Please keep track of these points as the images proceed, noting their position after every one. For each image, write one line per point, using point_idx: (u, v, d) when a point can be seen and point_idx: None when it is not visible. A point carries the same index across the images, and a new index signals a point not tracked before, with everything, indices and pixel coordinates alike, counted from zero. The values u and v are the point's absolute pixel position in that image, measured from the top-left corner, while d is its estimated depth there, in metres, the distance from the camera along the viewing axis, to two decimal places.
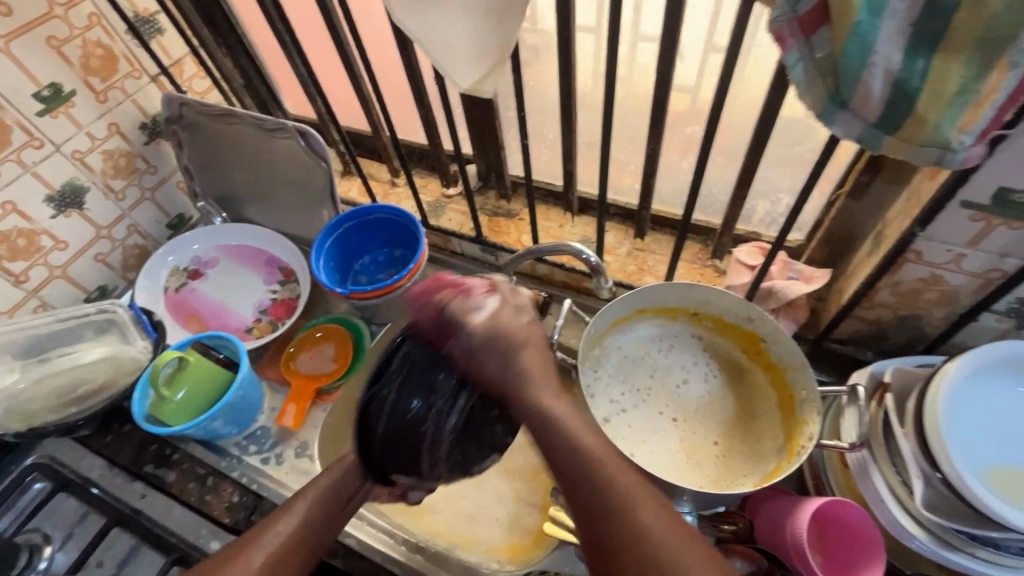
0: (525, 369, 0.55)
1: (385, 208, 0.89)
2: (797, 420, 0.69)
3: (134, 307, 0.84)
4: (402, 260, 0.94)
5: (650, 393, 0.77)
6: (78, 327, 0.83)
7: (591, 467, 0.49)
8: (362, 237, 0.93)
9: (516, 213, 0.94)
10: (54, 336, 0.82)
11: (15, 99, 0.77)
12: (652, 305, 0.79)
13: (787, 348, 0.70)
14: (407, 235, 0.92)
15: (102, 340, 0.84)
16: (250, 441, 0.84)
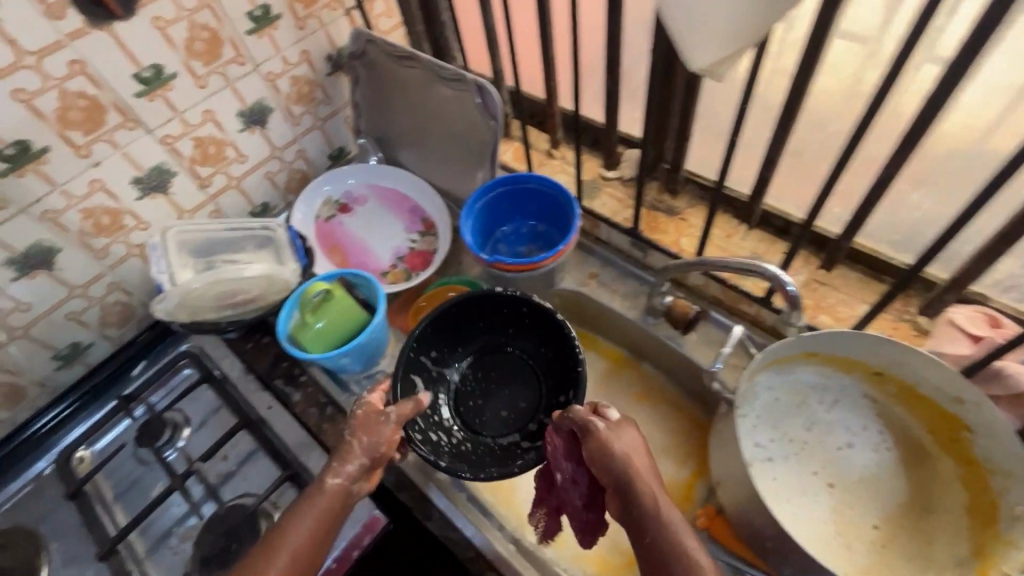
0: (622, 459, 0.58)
1: (542, 180, 0.84)
2: (998, 537, 0.57)
3: (291, 230, 0.91)
4: (548, 236, 0.91)
5: (803, 448, 0.67)
6: (241, 240, 0.90)
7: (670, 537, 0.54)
8: (511, 205, 0.89)
9: (679, 212, 0.85)
10: (221, 241, 0.89)
11: (232, 16, 0.81)
12: (826, 352, 0.67)
13: (1004, 448, 0.57)
14: (558, 213, 0.87)
15: (261, 255, 0.90)
16: (369, 381, 0.86)
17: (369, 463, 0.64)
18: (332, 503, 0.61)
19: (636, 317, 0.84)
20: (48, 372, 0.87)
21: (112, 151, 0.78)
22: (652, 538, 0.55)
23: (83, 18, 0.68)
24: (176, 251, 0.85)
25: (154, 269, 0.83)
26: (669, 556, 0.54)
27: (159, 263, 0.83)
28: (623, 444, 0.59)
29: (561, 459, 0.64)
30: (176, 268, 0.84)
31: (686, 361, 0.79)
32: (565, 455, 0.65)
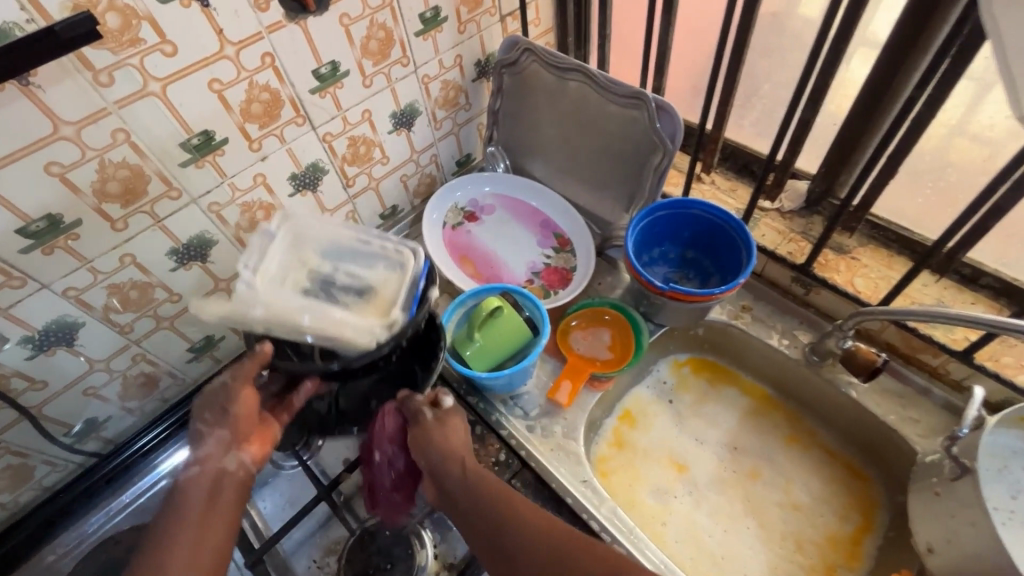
0: (457, 448, 0.66)
1: (709, 207, 0.81)
2: None
3: (423, 263, 0.70)
4: (699, 263, 0.88)
5: (1015, 515, 0.60)
6: (374, 256, 0.71)
7: (502, 503, 0.60)
8: (666, 229, 0.87)
9: (850, 250, 0.81)
10: (348, 253, 0.71)
11: (408, 17, 0.79)
12: None
13: None
14: (718, 242, 0.84)
15: (382, 285, 0.69)
16: (515, 402, 0.80)
17: (233, 434, 0.63)
18: (205, 484, 0.59)
19: (797, 356, 0.80)
20: (181, 364, 0.86)
21: (278, 146, 0.76)
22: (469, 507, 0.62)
23: (282, 10, 0.66)
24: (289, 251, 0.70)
25: (240, 263, 0.67)
26: (493, 516, 0.59)
27: (253, 258, 0.69)
28: (451, 430, 0.68)
29: (386, 442, 0.70)
30: (272, 270, 0.68)
31: (860, 408, 0.75)
32: (393, 437, 0.70)
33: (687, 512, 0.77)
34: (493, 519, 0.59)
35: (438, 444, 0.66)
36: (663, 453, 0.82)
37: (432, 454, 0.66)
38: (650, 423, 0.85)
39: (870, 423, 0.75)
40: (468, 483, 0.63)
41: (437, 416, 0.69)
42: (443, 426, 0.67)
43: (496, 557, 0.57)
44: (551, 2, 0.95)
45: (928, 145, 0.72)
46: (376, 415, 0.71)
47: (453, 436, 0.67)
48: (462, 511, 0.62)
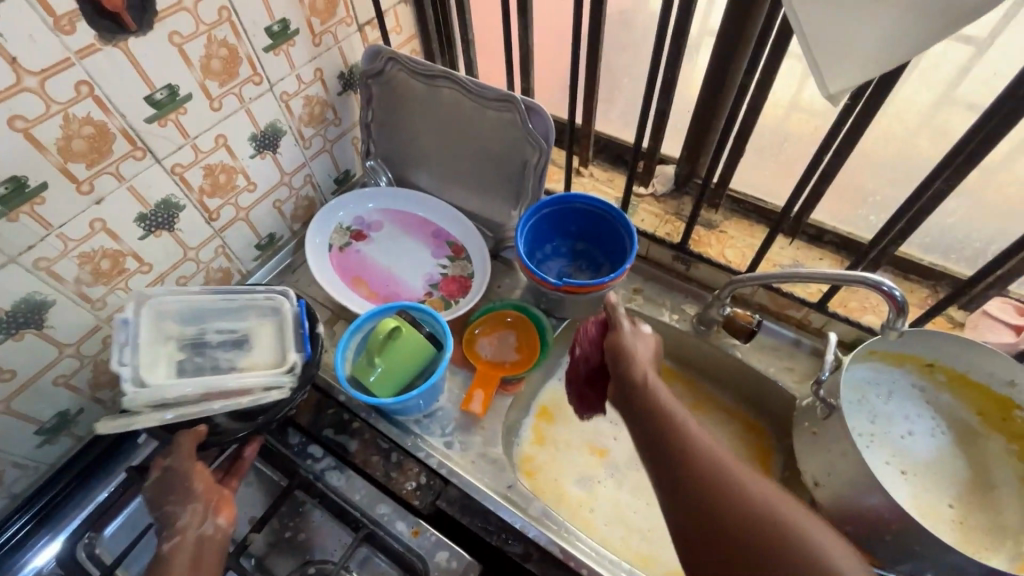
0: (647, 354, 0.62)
1: (590, 199, 0.85)
2: None
3: (300, 302, 0.75)
4: (588, 253, 0.91)
5: (873, 437, 0.70)
6: (241, 307, 0.75)
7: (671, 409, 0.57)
8: (553, 224, 0.89)
9: (718, 225, 0.88)
10: (215, 311, 0.74)
11: (251, 32, 0.73)
12: (882, 348, 0.72)
13: None
14: (601, 229, 0.88)
15: (259, 331, 0.74)
16: (431, 421, 0.78)
17: (206, 503, 0.62)
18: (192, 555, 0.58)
19: (687, 328, 0.85)
20: (28, 451, 0.73)
21: (116, 185, 0.67)
22: (637, 407, 0.58)
23: (94, 32, 0.58)
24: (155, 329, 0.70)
25: (114, 361, 0.65)
26: (655, 423, 0.56)
27: (123, 353, 0.66)
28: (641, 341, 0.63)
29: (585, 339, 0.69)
30: (146, 358, 0.67)
31: (746, 367, 0.82)
32: (593, 338, 0.69)
33: (612, 494, 0.80)
34: (654, 420, 0.56)
35: (621, 344, 0.63)
36: (584, 441, 0.84)
37: (617, 353, 0.63)
38: (567, 416, 0.86)
39: (756, 379, 0.82)
40: (640, 386, 0.59)
41: (631, 331, 0.64)
42: (638, 336, 0.64)
43: (648, 449, 0.56)
44: (408, 9, 0.93)
45: (766, 123, 0.80)
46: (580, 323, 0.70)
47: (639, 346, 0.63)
48: (627, 404, 0.60)
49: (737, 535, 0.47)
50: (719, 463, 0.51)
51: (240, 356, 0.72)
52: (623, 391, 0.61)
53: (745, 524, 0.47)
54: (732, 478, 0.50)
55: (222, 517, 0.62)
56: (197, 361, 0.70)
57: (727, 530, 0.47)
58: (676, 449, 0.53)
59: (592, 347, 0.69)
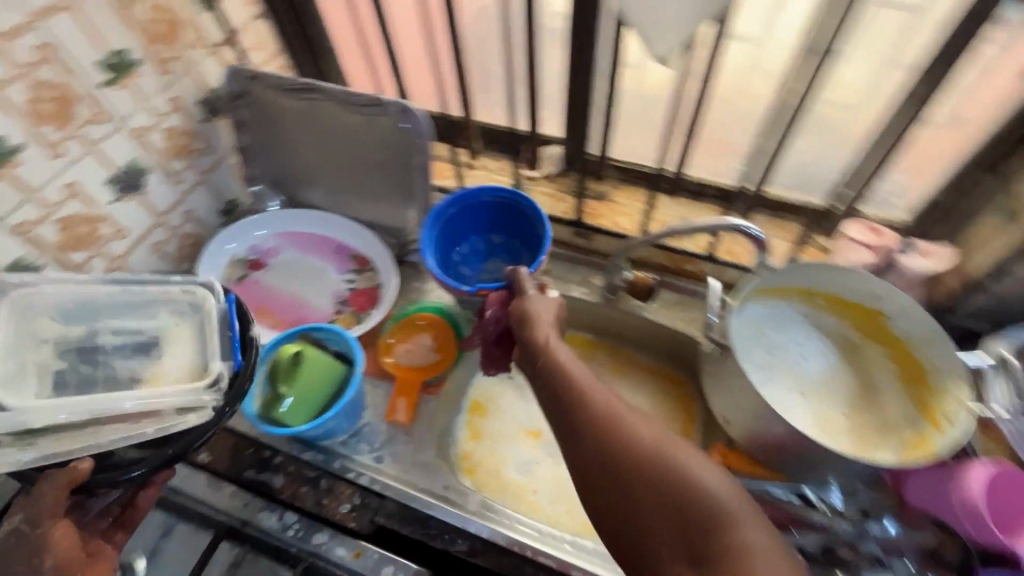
0: (546, 320, 0.62)
1: (493, 190, 0.85)
2: (936, 391, 0.68)
3: (229, 299, 0.63)
4: (507, 245, 0.91)
5: (772, 369, 0.72)
6: (148, 302, 0.64)
7: (567, 368, 0.55)
8: (466, 220, 0.89)
9: (608, 196, 0.92)
10: (117, 309, 0.62)
11: (79, 68, 0.67)
12: (767, 283, 0.74)
13: (923, 323, 0.68)
14: (516, 219, 0.88)
15: (174, 331, 0.63)
16: (358, 439, 0.76)
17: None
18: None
19: (596, 299, 0.88)
20: None
21: None
22: (541, 368, 0.57)
23: None
24: (26, 331, 0.59)
25: None
26: (556, 383, 0.55)
27: None
28: (542, 306, 0.63)
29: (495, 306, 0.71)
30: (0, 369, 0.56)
31: (655, 324, 0.85)
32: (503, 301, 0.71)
33: (553, 474, 0.79)
34: (555, 383, 0.55)
35: (524, 309, 0.62)
36: (518, 427, 0.83)
37: (523, 322, 0.62)
38: (498, 406, 0.84)
39: (665, 334, 0.86)
40: (545, 353, 0.58)
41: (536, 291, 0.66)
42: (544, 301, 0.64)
43: (554, 411, 0.54)
44: (265, 25, 0.89)
45: None
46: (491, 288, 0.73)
47: (543, 310, 0.62)
48: (535, 375, 0.58)
49: (619, 472, 0.47)
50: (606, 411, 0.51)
51: (143, 363, 0.61)
52: (530, 358, 0.59)
53: (627, 460, 0.47)
54: (613, 420, 0.50)
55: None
56: (87, 369, 0.59)
57: (607, 467, 0.48)
58: (571, 400, 0.53)
59: (501, 310, 0.71)
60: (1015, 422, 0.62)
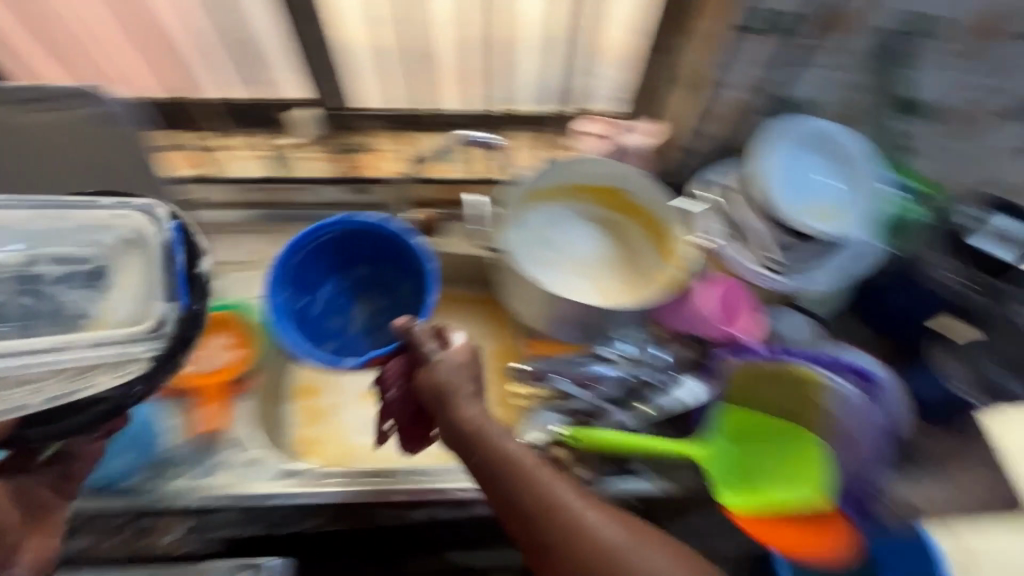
0: (474, 398, 0.54)
1: (328, 225, 0.69)
2: (671, 239, 0.77)
3: (174, 225, 0.51)
4: (377, 275, 0.77)
5: (548, 261, 0.78)
6: (93, 232, 0.52)
7: (513, 460, 0.50)
8: (320, 261, 0.73)
9: (374, 146, 0.90)
10: (65, 233, 0.52)
11: None
12: (523, 184, 0.79)
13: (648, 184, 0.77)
14: (382, 245, 0.73)
15: (122, 265, 0.51)
16: (164, 465, 0.68)
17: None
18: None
19: None
20: None
21: None
22: (480, 465, 0.51)
23: None
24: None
25: None
26: (501, 479, 0.50)
27: None
28: (455, 375, 0.54)
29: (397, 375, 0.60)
30: None
31: (449, 255, 0.86)
32: (404, 372, 0.61)
33: None
34: (503, 476, 0.50)
35: (441, 387, 0.54)
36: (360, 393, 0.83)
37: (443, 403, 0.53)
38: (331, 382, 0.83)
39: (465, 261, 0.87)
40: (482, 441, 0.51)
41: (441, 349, 0.56)
42: (465, 369, 0.55)
43: (503, 504, 0.50)
44: None
45: None
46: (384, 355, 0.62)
47: (464, 386, 0.54)
48: (473, 465, 0.52)
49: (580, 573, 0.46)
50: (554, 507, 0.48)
51: (91, 299, 0.50)
52: (462, 449, 0.52)
53: (585, 558, 0.46)
54: (571, 512, 0.48)
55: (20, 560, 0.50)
56: (25, 303, 0.50)
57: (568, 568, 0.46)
58: (522, 499, 0.48)
59: (405, 384, 0.61)
60: (728, 245, 0.75)
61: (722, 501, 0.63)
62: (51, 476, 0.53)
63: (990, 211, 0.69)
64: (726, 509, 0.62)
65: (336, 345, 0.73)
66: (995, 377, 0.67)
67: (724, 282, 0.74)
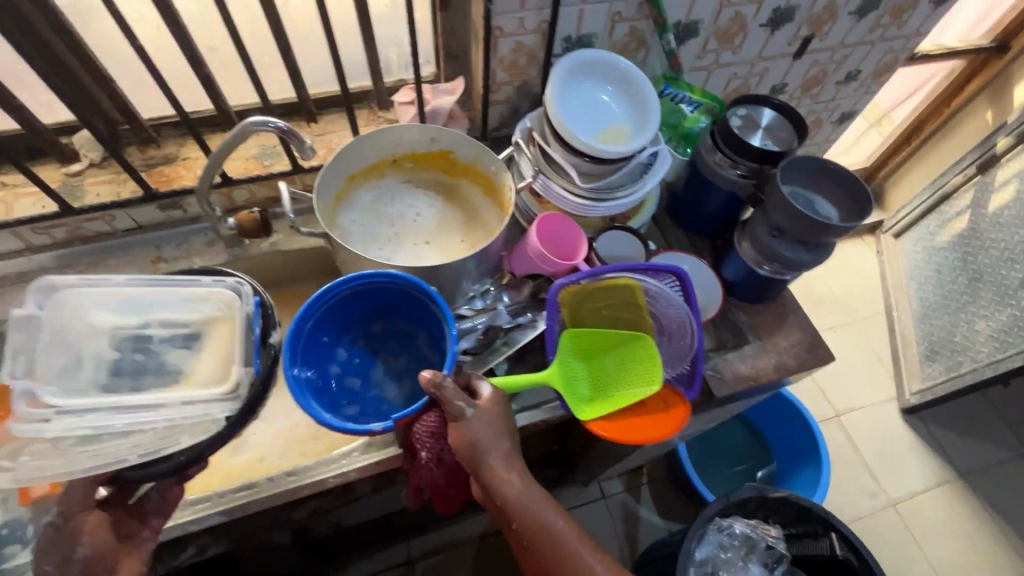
0: (498, 444, 0.63)
1: (343, 282, 0.69)
2: (500, 190, 0.84)
3: (254, 302, 0.68)
4: (391, 329, 0.77)
5: (397, 236, 0.85)
6: (190, 298, 0.67)
7: (522, 494, 0.63)
8: (329, 323, 0.72)
9: (178, 154, 0.83)
10: (166, 303, 0.66)
11: None
12: (355, 170, 0.83)
13: (466, 145, 0.82)
14: (394, 299, 0.74)
15: (213, 322, 0.67)
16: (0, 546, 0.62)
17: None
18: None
19: (224, 257, 0.83)
20: None
21: None
22: (500, 500, 0.63)
23: None
24: (77, 321, 0.61)
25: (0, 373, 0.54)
26: (513, 512, 0.62)
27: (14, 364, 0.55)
28: (484, 431, 0.63)
29: (427, 437, 0.65)
30: (47, 369, 0.57)
31: (289, 252, 0.84)
32: (436, 433, 0.65)
33: (269, 429, 0.80)
34: (515, 506, 0.62)
35: (473, 440, 0.62)
36: None
37: (471, 454, 0.62)
38: None
39: (309, 254, 0.86)
40: (501, 482, 0.62)
41: (472, 405, 0.63)
42: (487, 419, 0.63)
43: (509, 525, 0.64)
44: None
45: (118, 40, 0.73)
46: (413, 416, 0.65)
47: (488, 436, 0.63)
48: (490, 496, 0.63)
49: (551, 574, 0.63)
50: (553, 533, 0.63)
51: (188, 356, 0.65)
52: (483, 488, 0.64)
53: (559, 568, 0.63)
54: (556, 534, 0.63)
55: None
56: (137, 358, 0.63)
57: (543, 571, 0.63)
58: (524, 523, 0.62)
59: (438, 443, 0.66)
60: (539, 180, 0.79)
61: (584, 417, 0.68)
62: (139, 510, 0.62)
63: (756, 107, 0.77)
64: (589, 423, 0.68)
65: (359, 407, 0.71)
66: (781, 249, 0.72)
67: (545, 219, 0.77)
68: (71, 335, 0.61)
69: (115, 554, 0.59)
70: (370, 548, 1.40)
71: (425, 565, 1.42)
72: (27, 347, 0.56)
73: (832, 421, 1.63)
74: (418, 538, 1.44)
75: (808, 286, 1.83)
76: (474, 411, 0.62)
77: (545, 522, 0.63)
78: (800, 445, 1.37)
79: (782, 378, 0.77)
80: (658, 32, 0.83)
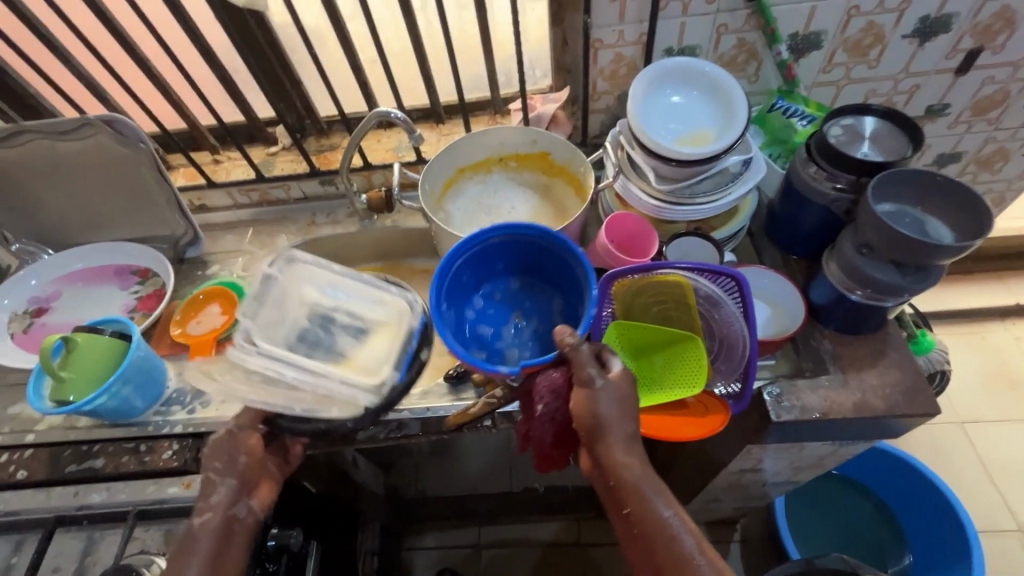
0: (622, 417, 0.61)
1: (496, 227, 0.73)
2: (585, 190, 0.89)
3: (421, 320, 0.78)
4: (529, 289, 0.80)
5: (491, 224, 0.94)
6: (373, 297, 0.78)
7: (636, 473, 0.60)
8: (475, 267, 0.77)
9: (340, 144, 1.05)
10: (358, 298, 0.78)
11: None
12: (465, 164, 0.96)
13: (562, 147, 0.90)
14: (538, 256, 0.77)
15: (380, 320, 0.77)
16: (169, 404, 0.84)
17: (241, 481, 0.67)
18: (217, 538, 0.62)
19: (356, 226, 1.02)
20: None
21: None
22: (613, 473, 0.60)
23: None
24: (296, 289, 0.77)
25: (240, 313, 0.73)
26: (625, 488, 0.60)
27: (248, 307, 0.74)
28: (609, 401, 0.61)
29: (547, 392, 0.65)
30: (265, 318, 0.74)
31: (403, 228, 1.01)
32: (556, 390, 0.65)
33: None
34: (626, 484, 0.60)
35: (596, 408, 0.61)
36: None
37: (592, 422, 0.61)
38: None
39: (419, 232, 1.01)
40: (614, 454, 0.60)
41: (602, 374, 0.62)
42: (615, 390, 0.62)
43: (616, 501, 0.61)
44: None
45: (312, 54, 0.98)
46: (538, 368, 0.66)
47: (613, 409, 0.61)
48: (602, 465, 0.61)
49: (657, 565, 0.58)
50: (665, 525, 0.58)
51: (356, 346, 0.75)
52: (596, 458, 0.62)
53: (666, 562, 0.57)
54: (666, 522, 0.58)
55: (256, 497, 0.68)
56: (319, 333, 0.75)
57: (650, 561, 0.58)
58: (635, 502, 0.59)
59: (556, 400, 0.65)
60: (619, 180, 0.81)
61: None
62: (279, 454, 0.73)
63: (861, 116, 0.71)
64: None
65: (486, 354, 0.75)
66: (871, 270, 0.65)
67: (618, 217, 0.80)
68: (289, 299, 0.76)
69: (260, 476, 0.69)
70: (445, 523, 1.49)
71: (491, 554, 1.47)
72: (261, 296, 0.75)
73: (1016, 534, 1.27)
74: (490, 527, 1.50)
75: (1003, 362, 1.47)
76: (603, 377, 0.61)
77: (657, 509, 0.59)
78: (944, 542, 1.11)
79: (862, 419, 0.68)
80: (769, 43, 0.82)
